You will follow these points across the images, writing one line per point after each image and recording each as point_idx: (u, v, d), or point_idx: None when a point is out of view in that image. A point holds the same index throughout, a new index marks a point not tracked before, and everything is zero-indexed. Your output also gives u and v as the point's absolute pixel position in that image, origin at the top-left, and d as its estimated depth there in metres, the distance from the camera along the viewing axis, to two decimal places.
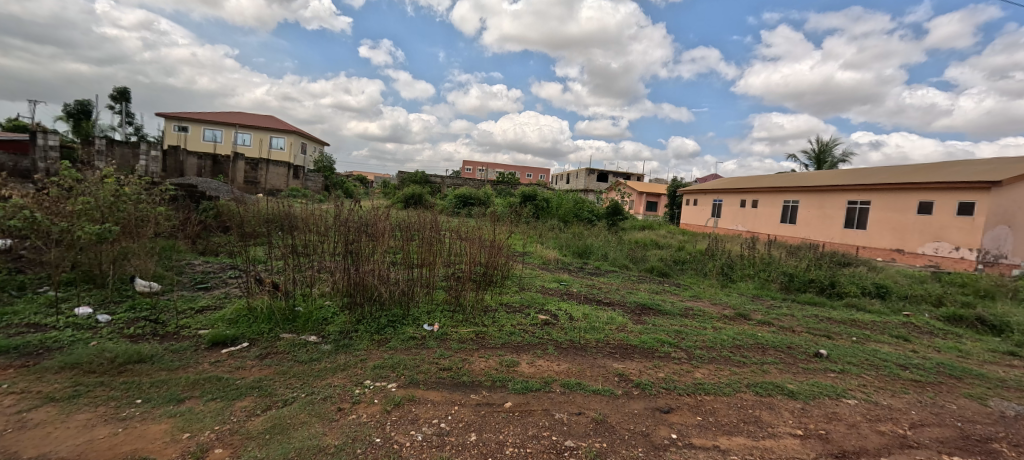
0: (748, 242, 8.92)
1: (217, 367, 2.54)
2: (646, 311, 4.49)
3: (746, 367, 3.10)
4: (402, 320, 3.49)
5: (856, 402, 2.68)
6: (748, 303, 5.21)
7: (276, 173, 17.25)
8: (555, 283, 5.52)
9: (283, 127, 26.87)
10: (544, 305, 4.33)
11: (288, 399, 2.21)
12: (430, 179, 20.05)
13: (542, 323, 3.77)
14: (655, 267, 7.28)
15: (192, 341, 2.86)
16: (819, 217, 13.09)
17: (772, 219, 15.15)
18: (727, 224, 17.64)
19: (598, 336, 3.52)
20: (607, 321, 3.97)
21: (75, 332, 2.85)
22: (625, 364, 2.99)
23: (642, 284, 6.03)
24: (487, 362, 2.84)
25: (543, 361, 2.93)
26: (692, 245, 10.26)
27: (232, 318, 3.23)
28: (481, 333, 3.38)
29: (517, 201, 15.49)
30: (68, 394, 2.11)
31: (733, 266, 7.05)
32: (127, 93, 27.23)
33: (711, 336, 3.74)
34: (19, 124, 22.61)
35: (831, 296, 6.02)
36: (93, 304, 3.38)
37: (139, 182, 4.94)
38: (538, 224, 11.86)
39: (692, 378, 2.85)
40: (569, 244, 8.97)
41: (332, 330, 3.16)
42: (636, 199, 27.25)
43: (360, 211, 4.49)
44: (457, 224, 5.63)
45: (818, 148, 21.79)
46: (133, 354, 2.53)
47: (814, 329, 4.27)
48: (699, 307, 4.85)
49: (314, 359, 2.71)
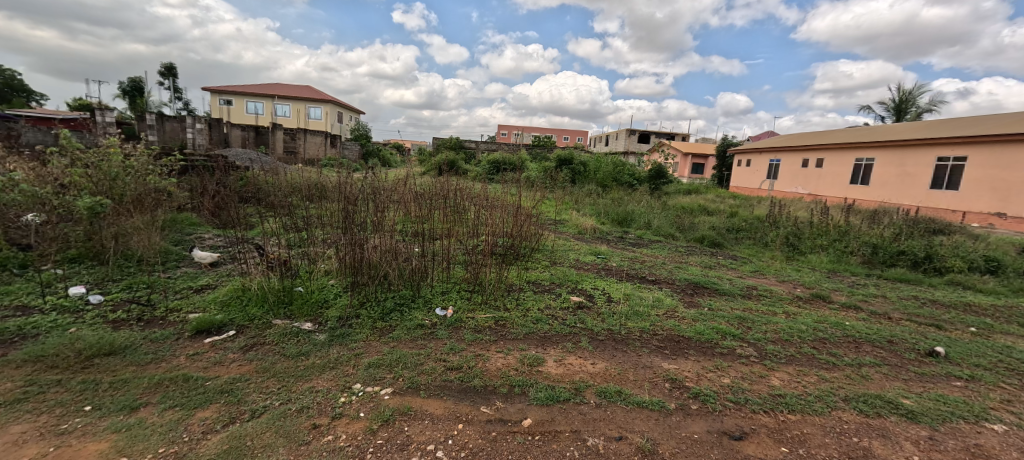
0: (817, 207, 7.76)
1: (193, 362, 2.20)
2: (699, 291, 3.79)
3: (838, 372, 2.40)
4: (411, 304, 3.04)
5: (1005, 430, 1.94)
6: (824, 280, 4.36)
7: (313, 143, 17.32)
8: (592, 256, 4.90)
9: (320, 96, 26.96)
10: (578, 284, 3.76)
11: (258, 410, 1.81)
12: (464, 145, 19.53)
13: (574, 306, 3.22)
14: (706, 236, 6.45)
15: (177, 328, 2.56)
16: (898, 176, 11.42)
17: (839, 179, 13.46)
18: (785, 187, 15.95)
19: (642, 324, 2.92)
20: (652, 303, 3.35)
21: (58, 316, 2.62)
22: (678, 364, 2.37)
23: (692, 257, 5.29)
24: (505, 360, 2.33)
25: (574, 360, 2.38)
26: (745, 211, 9.18)
27: (224, 300, 2.91)
28: (501, 320, 2.87)
29: (553, 165, 14.69)
30: (13, 398, 1.82)
31: (801, 234, 6.08)
32: (174, 69, 28.18)
33: (785, 326, 3.03)
34: (83, 103, 24.09)
35: (926, 272, 5.02)
36: (89, 283, 3.18)
37: (146, 152, 4.72)
38: (575, 189, 11.12)
39: (767, 387, 2.20)
40: (608, 210, 8.23)
41: (331, 316, 2.75)
42: (680, 161, 25.58)
43: (370, 178, 4.01)
44: (481, 190, 5.06)
45: (898, 98, 19.17)
46: (104, 346, 2.24)
47: (917, 317, 3.43)
48: (764, 285, 4.10)
49: (303, 353, 2.31)
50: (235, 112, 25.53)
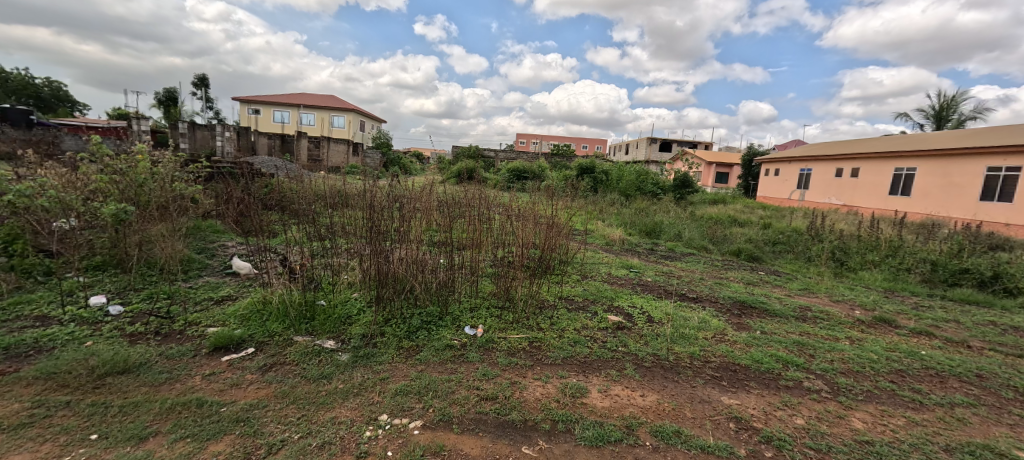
0: (861, 219, 7.29)
1: (209, 383, 2.04)
2: (746, 311, 3.47)
3: (929, 414, 2.08)
4: (438, 321, 2.84)
5: None
6: (884, 301, 3.98)
7: (336, 150, 17.54)
8: (625, 270, 4.63)
9: (344, 105, 27.49)
10: (614, 301, 3.50)
11: (274, 445, 1.62)
12: (484, 154, 19.49)
13: (613, 326, 2.97)
14: (743, 249, 6.08)
15: (195, 344, 2.42)
16: (943, 187, 10.75)
17: (876, 190, 12.79)
18: (818, 197, 15.28)
19: (691, 349, 2.64)
20: (699, 325, 3.06)
21: (76, 328, 2.52)
22: (740, 399, 2.10)
23: (731, 272, 4.95)
24: (545, 390, 2.10)
25: (620, 390, 2.13)
26: (779, 222, 8.72)
27: (244, 314, 2.76)
28: (536, 341, 2.64)
29: (574, 173, 14.45)
30: (18, 422, 1.68)
31: (848, 249, 5.66)
32: (206, 80, 29.24)
33: (853, 355, 2.70)
34: (121, 113, 25.17)
35: (997, 293, 4.56)
36: (110, 292, 3.09)
37: (173, 159, 4.70)
38: (599, 198, 10.85)
39: (850, 430, 1.90)
40: (634, 221, 7.93)
41: (354, 333, 2.58)
42: (704, 170, 24.97)
43: (395, 186, 3.85)
44: (508, 200, 4.86)
45: (938, 105, 18.30)
46: (118, 363, 2.11)
47: (1003, 346, 3.04)
48: (818, 305, 3.75)
49: (325, 375, 2.13)
50: (262, 121, 26.24)
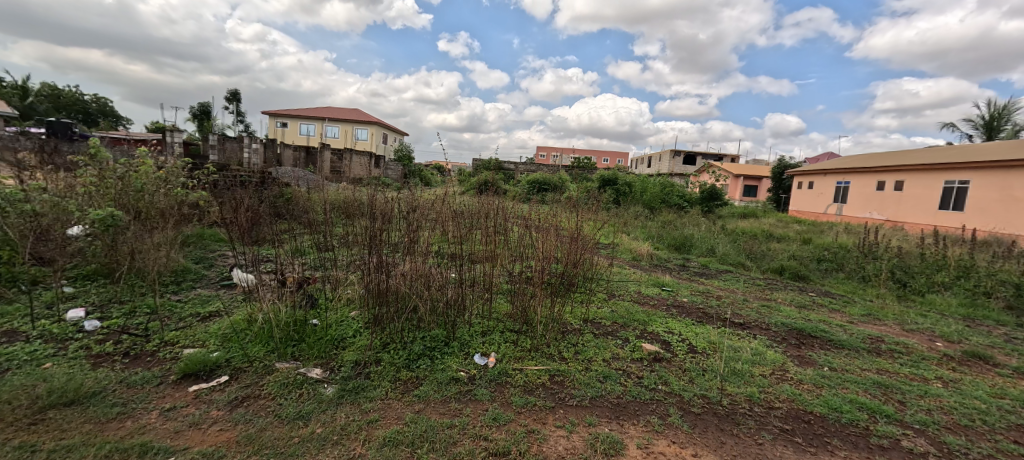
0: (918, 236, 6.57)
1: (164, 422, 1.70)
2: (806, 341, 2.95)
3: None
4: (444, 348, 2.45)
5: None
6: (968, 331, 3.38)
7: (357, 162, 17.64)
8: (656, 289, 4.15)
9: (367, 119, 27.94)
10: (647, 326, 3.04)
11: None
12: (504, 166, 19.26)
13: (649, 357, 2.51)
14: (786, 266, 5.50)
15: (164, 368, 2.10)
16: (1003, 200, 9.82)
17: (924, 204, 11.85)
18: (857, 211, 14.32)
19: (749, 390, 2.16)
20: (752, 357, 2.57)
21: (40, 346, 2.25)
22: None
23: (778, 292, 4.41)
24: (569, 443, 1.68)
25: (665, 447, 1.68)
26: (822, 238, 8.04)
27: (227, 334, 2.44)
28: (558, 375, 2.22)
29: (597, 185, 14.00)
30: None
31: (910, 268, 5.02)
32: (238, 95, 30.31)
33: (955, 403, 2.16)
34: (157, 126, 26.23)
35: None
36: (92, 305, 2.84)
37: (180, 164, 4.52)
38: (623, 211, 10.36)
39: None
40: (663, 235, 7.41)
41: (345, 360, 2.22)
42: (731, 183, 24.07)
43: (403, 193, 3.53)
44: (526, 210, 4.48)
45: (988, 114, 17.10)
46: (66, 393, 1.80)
47: None
48: (889, 335, 3.19)
49: (303, 415, 1.77)
50: (289, 134, 26.88)
